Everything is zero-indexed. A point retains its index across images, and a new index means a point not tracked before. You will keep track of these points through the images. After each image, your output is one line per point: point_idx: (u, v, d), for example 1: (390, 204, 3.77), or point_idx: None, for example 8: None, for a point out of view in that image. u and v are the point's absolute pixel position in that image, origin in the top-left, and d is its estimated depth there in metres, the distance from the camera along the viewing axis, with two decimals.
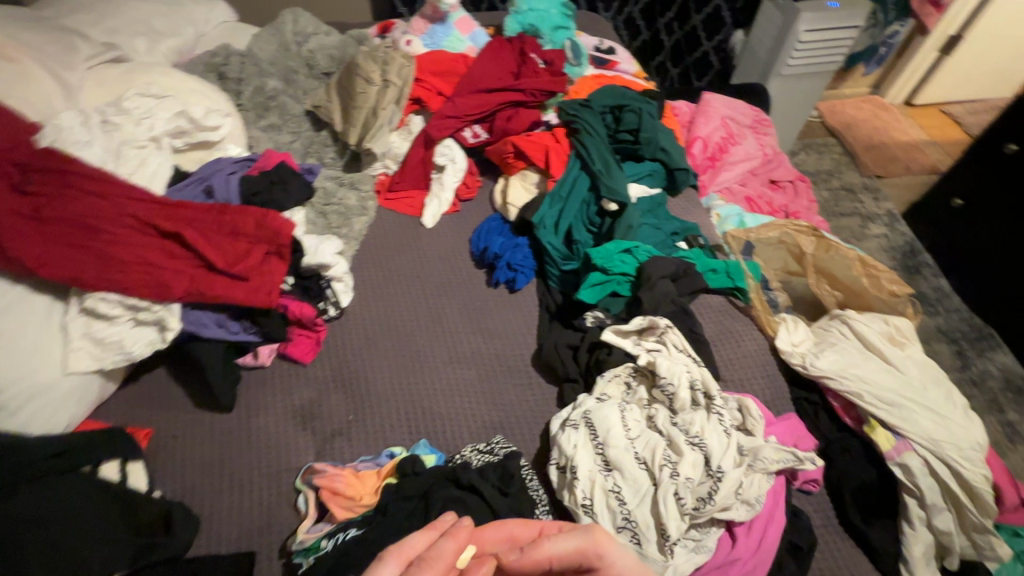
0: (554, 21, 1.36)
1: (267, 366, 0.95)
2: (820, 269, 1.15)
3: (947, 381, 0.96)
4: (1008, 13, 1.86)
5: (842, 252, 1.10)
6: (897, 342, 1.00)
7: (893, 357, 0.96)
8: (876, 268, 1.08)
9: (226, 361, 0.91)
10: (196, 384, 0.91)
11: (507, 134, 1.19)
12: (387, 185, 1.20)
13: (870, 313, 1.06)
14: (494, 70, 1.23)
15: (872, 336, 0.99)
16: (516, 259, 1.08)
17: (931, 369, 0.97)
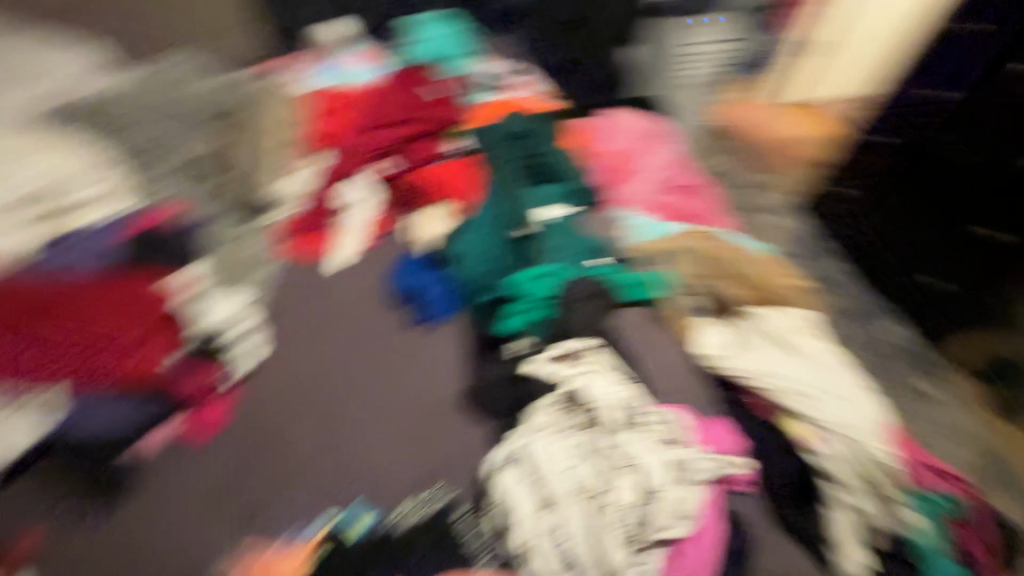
0: (452, 50, 1.63)
1: (158, 456, 0.95)
2: (731, 279, 1.12)
3: (854, 369, 1.01)
4: None
5: (753, 256, 1.14)
6: (806, 332, 1.05)
7: (804, 347, 1.01)
8: (777, 267, 1.15)
9: (110, 452, 0.90)
10: (77, 486, 0.90)
11: (412, 165, 1.32)
12: (298, 225, 1.23)
13: (783, 308, 1.09)
14: (394, 108, 1.41)
15: (785, 331, 1.04)
16: (433, 295, 1.12)
17: (835, 355, 1.03)
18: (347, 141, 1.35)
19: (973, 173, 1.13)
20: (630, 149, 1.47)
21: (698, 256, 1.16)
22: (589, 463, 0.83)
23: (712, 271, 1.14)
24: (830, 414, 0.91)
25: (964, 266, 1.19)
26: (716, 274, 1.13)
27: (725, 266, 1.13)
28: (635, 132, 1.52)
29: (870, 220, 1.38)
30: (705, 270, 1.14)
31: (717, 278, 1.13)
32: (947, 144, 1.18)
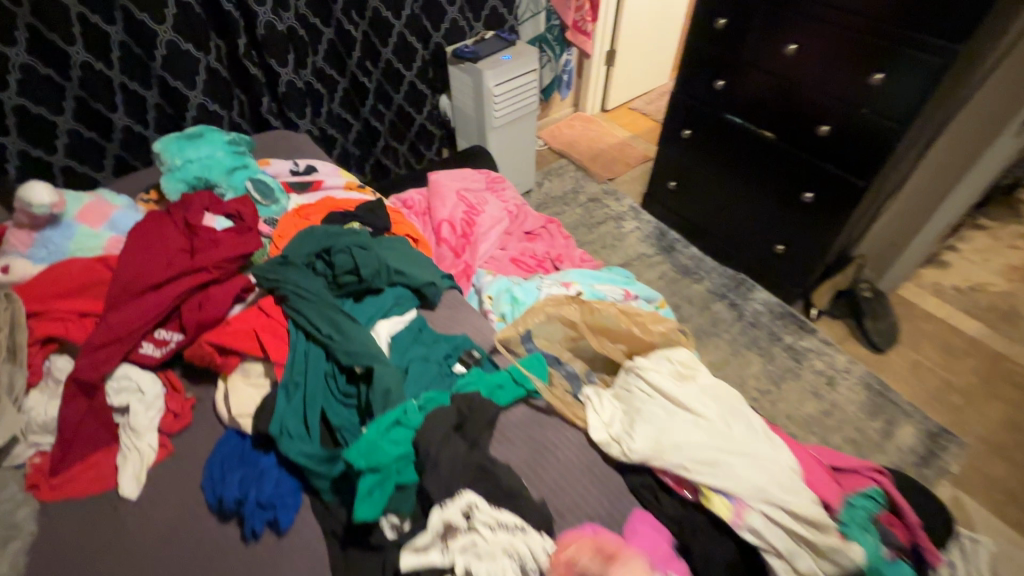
0: (224, 165, 1.29)
1: None
2: (594, 336, 1.09)
3: (745, 406, 0.93)
4: (627, 44, 2.88)
5: (602, 309, 1.09)
6: (685, 378, 0.98)
7: (690, 400, 0.91)
8: (639, 315, 1.09)
9: None
10: None
11: (204, 325, 1.00)
12: (48, 468, 0.89)
13: (653, 354, 1.03)
14: (155, 257, 1.03)
15: (666, 384, 0.94)
16: (266, 494, 0.84)
17: (722, 395, 0.95)
18: (97, 326, 0.95)
19: (884, 91, 1.50)
20: (463, 219, 1.64)
21: (557, 322, 1.11)
22: None
23: (572, 332, 1.11)
24: (743, 477, 0.80)
25: (871, 158, 1.62)
26: (577, 336, 1.11)
27: (584, 326, 1.09)
28: (457, 193, 1.70)
29: (786, 147, 1.82)
30: (567, 333, 1.11)
31: (581, 337, 1.11)
32: (871, 74, 1.51)
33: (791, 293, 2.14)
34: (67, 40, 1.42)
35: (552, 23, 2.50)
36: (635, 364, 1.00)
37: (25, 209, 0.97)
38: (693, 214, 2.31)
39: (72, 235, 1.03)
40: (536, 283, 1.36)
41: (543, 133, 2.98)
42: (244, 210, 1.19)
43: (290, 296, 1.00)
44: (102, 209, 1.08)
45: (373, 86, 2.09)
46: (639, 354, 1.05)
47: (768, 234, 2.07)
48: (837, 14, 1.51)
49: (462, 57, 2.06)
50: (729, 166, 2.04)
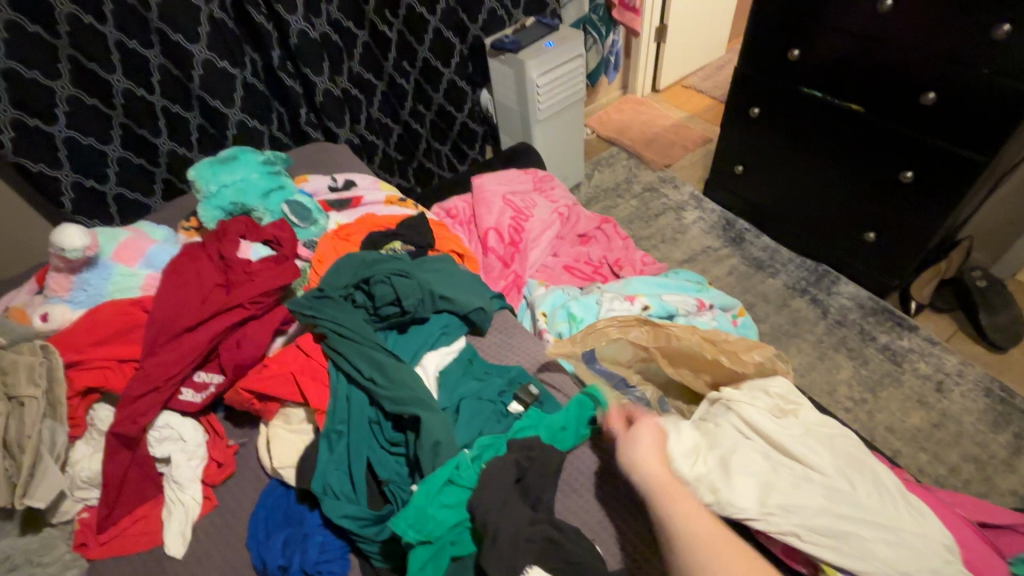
0: (260, 188, 1.23)
1: None
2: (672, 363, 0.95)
3: (866, 454, 0.76)
4: (680, 16, 2.63)
5: (682, 337, 0.92)
6: (786, 416, 0.83)
7: (799, 448, 0.76)
8: (726, 342, 0.92)
9: None
10: None
11: (243, 367, 0.94)
12: (94, 523, 0.85)
13: (745, 385, 0.88)
14: (191, 295, 0.97)
15: (764, 422, 0.79)
16: (310, 559, 0.76)
17: (836, 440, 0.79)
18: (136, 374, 0.90)
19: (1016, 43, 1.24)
20: (510, 226, 1.51)
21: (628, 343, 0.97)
22: None
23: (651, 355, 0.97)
24: (879, 558, 0.64)
25: (995, 126, 1.35)
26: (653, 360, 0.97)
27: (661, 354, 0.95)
28: (503, 196, 1.59)
29: (879, 120, 1.57)
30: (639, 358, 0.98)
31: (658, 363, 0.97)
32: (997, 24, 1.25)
33: (883, 286, 1.89)
34: (107, 68, 1.41)
35: (596, 2, 2.32)
36: (724, 395, 0.86)
37: (60, 254, 0.94)
38: (764, 199, 2.08)
39: (109, 276, 0.99)
40: (594, 297, 1.24)
41: (590, 120, 2.80)
42: (281, 236, 1.12)
43: (329, 335, 0.92)
44: (137, 245, 1.04)
45: (411, 88, 2.00)
46: (725, 385, 0.92)
47: (855, 220, 1.82)
48: None
49: (502, 49, 1.92)
50: (807, 146, 1.80)
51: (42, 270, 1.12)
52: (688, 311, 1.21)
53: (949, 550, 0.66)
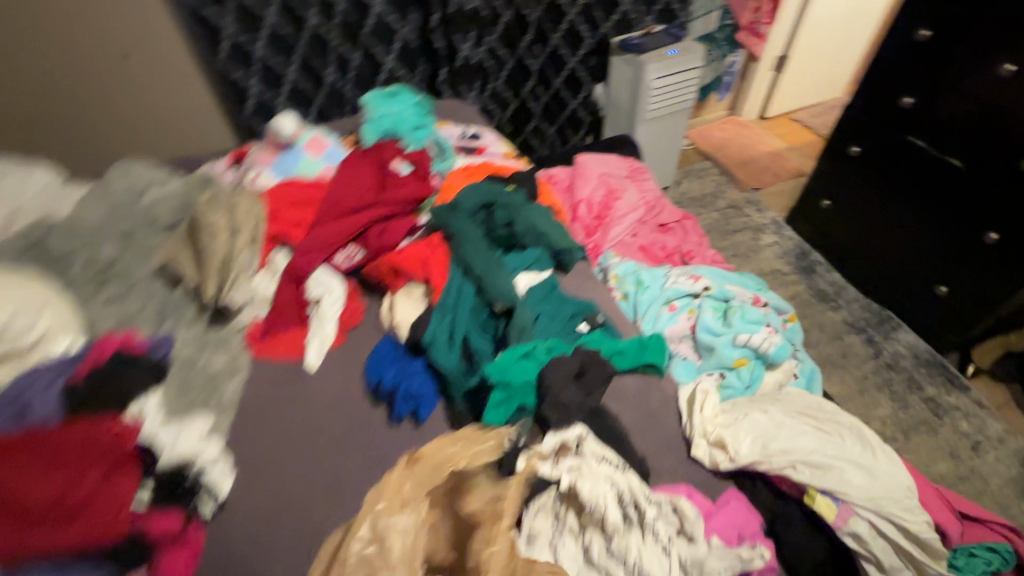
0: (410, 121, 1.51)
1: None
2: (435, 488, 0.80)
3: (852, 421, 0.93)
4: (803, 50, 2.71)
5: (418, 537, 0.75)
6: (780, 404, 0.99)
7: (816, 420, 0.93)
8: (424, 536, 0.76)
9: None
10: None
11: (382, 249, 1.22)
12: (260, 330, 1.14)
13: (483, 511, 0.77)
14: (355, 188, 1.27)
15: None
16: (414, 387, 1.02)
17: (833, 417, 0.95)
18: (308, 233, 1.20)
19: None
20: (601, 202, 1.74)
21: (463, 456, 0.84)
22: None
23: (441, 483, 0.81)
24: (857, 486, 0.80)
25: None
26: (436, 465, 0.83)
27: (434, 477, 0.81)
28: (601, 175, 1.80)
29: (979, 178, 1.62)
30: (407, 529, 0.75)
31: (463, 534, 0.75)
32: None
33: (945, 341, 1.93)
34: (306, 6, 1.72)
35: (724, 22, 2.46)
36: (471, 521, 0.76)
37: (275, 136, 1.31)
38: (845, 236, 2.15)
39: (299, 158, 1.31)
40: (662, 270, 1.44)
41: (691, 133, 2.93)
42: (421, 160, 1.38)
43: (453, 237, 1.17)
44: (321, 142, 1.35)
45: (536, 69, 2.24)
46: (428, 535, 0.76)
47: (929, 272, 1.88)
48: None
49: (627, 48, 2.12)
50: (899, 191, 1.87)
51: (237, 152, 1.48)
52: (745, 300, 1.33)
53: (909, 491, 0.82)
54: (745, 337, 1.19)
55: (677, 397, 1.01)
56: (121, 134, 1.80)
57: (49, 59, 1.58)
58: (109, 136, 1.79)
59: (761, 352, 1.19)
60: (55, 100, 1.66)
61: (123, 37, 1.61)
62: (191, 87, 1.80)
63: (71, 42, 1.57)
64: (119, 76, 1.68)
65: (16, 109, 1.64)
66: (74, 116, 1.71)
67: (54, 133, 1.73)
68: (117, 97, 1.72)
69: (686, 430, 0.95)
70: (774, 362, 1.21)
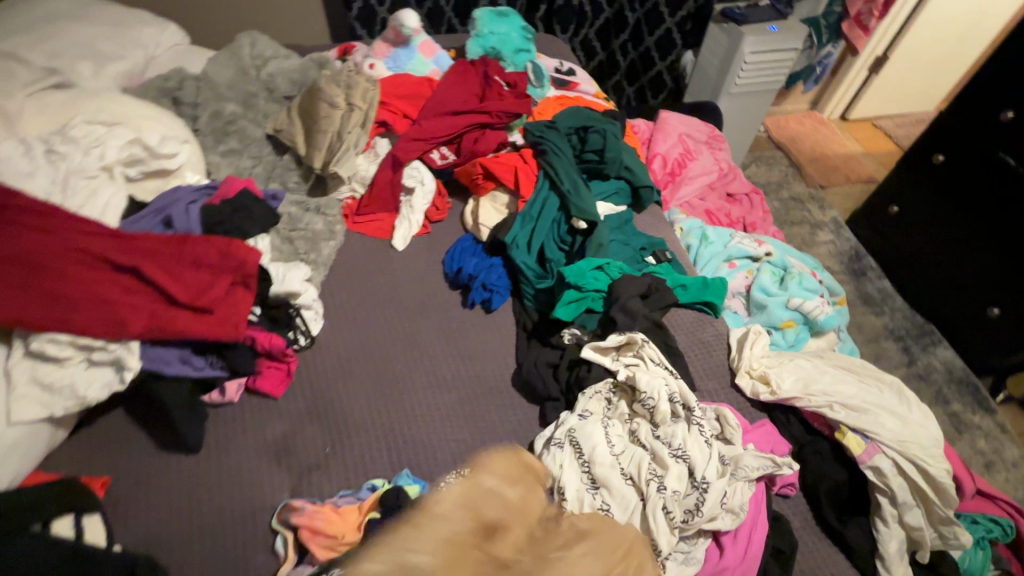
0: (515, 44, 1.56)
1: (235, 401, 0.96)
2: (499, 492, 0.58)
3: (894, 382, 1.00)
4: (905, 55, 2.61)
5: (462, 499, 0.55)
6: (825, 359, 1.05)
7: (860, 375, 0.99)
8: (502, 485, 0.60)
9: (192, 398, 0.91)
10: (159, 424, 0.92)
11: (475, 154, 1.28)
12: (355, 209, 1.25)
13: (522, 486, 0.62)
14: (459, 93, 1.34)
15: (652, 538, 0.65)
16: (491, 279, 1.12)
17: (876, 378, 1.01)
18: (412, 125, 1.28)
19: None
20: (676, 159, 1.76)
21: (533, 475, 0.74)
22: (630, 454, 0.83)
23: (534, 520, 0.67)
24: (888, 430, 0.88)
25: None
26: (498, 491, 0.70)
27: (477, 487, 0.58)
28: (680, 134, 1.81)
29: None
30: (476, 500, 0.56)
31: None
32: None
33: (983, 364, 1.89)
34: None
35: (831, 9, 2.35)
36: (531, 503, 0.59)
37: (396, 27, 1.38)
38: (905, 245, 2.09)
39: (412, 56, 1.42)
40: (727, 231, 1.47)
41: (767, 121, 2.88)
42: (518, 80, 1.42)
43: (547, 153, 1.24)
44: (432, 46, 1.45)
45: (632, 22, 2.20)
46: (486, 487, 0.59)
47: (982, 291, 1.84)
48: None
49: (728, 18, 2.05)
50: (974, 207, 1.82)
51: (344, 47, 1.54)
52: (803, 270, 1.37)
53: (936, 445, 0.90)
54: (798, 301, 1.24)
55: (728, 336, 1.07)
56: (230, 13, 1.85)
57: None
58: (213, 10, 1.83)
59: (810, 317, 1.24)
60: None
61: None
62: None
63: None
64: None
65: None
66: None
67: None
68: None
69: (732, 362, 1.02)
70: (820, 330, 1.26)
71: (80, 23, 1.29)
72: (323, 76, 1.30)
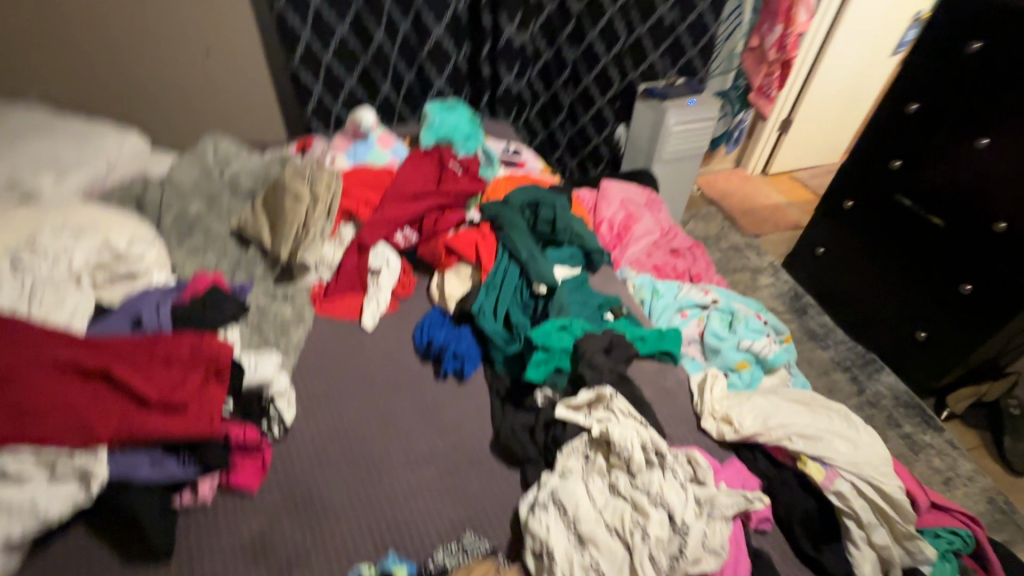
0: (464, 131, 1.71)
1: (208, 503, 0.92)
2: None
3: (841, 407, 1.08)
4: (807, 117, 2.97)
5: None
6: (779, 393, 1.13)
7: (810, 405, 1.08)
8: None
9: (162, 502, 0.87)
10: (123, 537, 0.87)
11: (437, 233, 1.37)
12: (322, 293, 1.29)
13: None
14: (417, 179, 1.45)
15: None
16: (461, 347, 1.16)
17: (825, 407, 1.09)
18: (375, 211, 1.36)
19: None
20: (621, 223, 1.91)
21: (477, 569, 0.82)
22: (612, 507, 0.86)
23: None
24: (842, 453, 0.96)
25: None
26: None
27: None
28: (622, 199, 1.98)
29: (946, 238, 1.80)
30: None
31: None
32: None
33: (923, 385, 2.01)
34: (376, 28, 1.85)
35: (737, 83, 2.66)
36: None
37: (354, 125, 1.54)
38: (834, 283, 2.28)
39: (370, 149, 1.54)
40: (675, 283, 1.59)
41: (699, 181, 3.16)
42: (470, 163, 1.54)
43: (504, 226, 1.34)
44: (389, 138, 1.58)
45: (567, 105, 2.42)
46: None
47: (910, 319, 2.00)
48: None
49: (651, 95, 2.27)
50: (883, 244, 2.03)
51: (302, 141, 1.64)
52: (748, 313, 1.48)
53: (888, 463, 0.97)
54: (749, 343, 1.35)
55: (689, 381, 1.14)
56: (189, 118, 1.94)
57: (148, 47, 1.74)
58: (172, 117, 1.92)
59: (762, 356, 1.34)
60: (137, 78, 1.80)
61: (209, 33, 1.76)
62: (257, 84, 1.92)
63: (162, 31, 1.72)
64: (201, 71, 1.83)
65: (103, 82, 1.78)
66: (152, 95, 1.85)
67: (126, 106, 1.85)
68: (191, 80, 1.85)
69: (696, 407, 1.09)
70: (772, 367, 1.35)
71: (42, 139, 1.33)
72: (288, 171, 1.38)
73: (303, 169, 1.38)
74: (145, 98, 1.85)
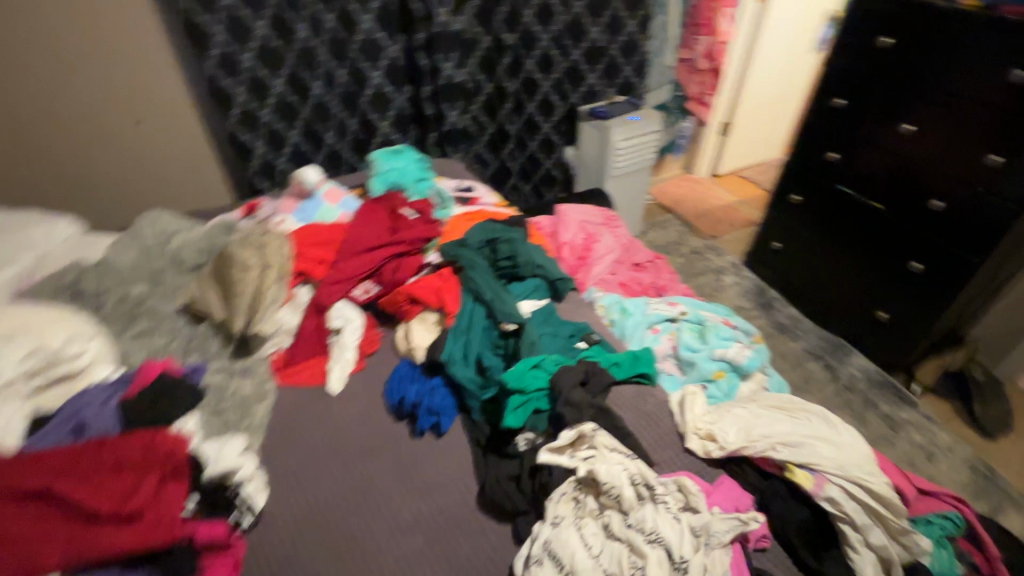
0: (414, 174, 1.69)
1: None
2: None
3: (819, 408, 1.09)
4: (744, 117, 3.09)
5: None
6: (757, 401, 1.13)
7: (789, 410, 1.08)
8: None
9: None
10: None
11: (398, 283, 1.34)
12: (284, 362, 1.24)
13: None
14: (370, 231, 1.42)
15: None
16: (435, 402, 1.12)
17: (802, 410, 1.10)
18: (331, 269, 1.32)
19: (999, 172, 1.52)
20: (581, 245, 1.91)
21: None
22: (608, 552, 0.83)
23: None
24: (826, 456, 0.96)
25: (979, 230, 1.61)
26: None
27: None
28: (579, 220, 1.99)
29: (890, 221, 1.86)
30: None
31: None
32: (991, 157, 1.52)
33: (892, 363, 2.05)
34: (313, 82, 1.83)
35: (675, 94, 2.71)
36: None
37: (300, 184, 1.51)
38: (795, 274, 2.34)
39: (319, 206, 1.51)
40: (642, 300, 1.59)
41: (653, 190, 3.22)
42: (423, 207, 1.53)
43: (464, 268, 1.32)
44: (338, 192, 1.55)
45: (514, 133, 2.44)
46: None
47: (868, 302, 2.05)
48: (942, 98, 1.60)
49: (595, 115, 2.32)
50: (832, 233, 2.09)
51: (247, 205, 1.59)
52: (717, 320, 1.50)
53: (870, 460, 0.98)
54: (721, 351, 1.36)
55: (668, 402, 1.13)
56: (126, 193, 1.86)
57: (75, 126, 1.68)
58: (109, 193, 1.84)
59: (735, 363, 1.35)
60: (65, 159, 1.73)
61: (137, 104, 1.71)
62: (195, 149, 1.87)
63: (86, 108, 1.66)
64: (133, 143, 1.77)
65: (29, 167, 1.70)
66: (84, 173, 1.77)
67: (56, 188, 1.77)
68: (124, 153, 1.78)
69: (679, 425, 1.07)
70: (747, 372, 1.36)
71: None
72: (234, 240, 1.32)
73: (250, 236, 1.33)
74: (77, 178, 1.77)
